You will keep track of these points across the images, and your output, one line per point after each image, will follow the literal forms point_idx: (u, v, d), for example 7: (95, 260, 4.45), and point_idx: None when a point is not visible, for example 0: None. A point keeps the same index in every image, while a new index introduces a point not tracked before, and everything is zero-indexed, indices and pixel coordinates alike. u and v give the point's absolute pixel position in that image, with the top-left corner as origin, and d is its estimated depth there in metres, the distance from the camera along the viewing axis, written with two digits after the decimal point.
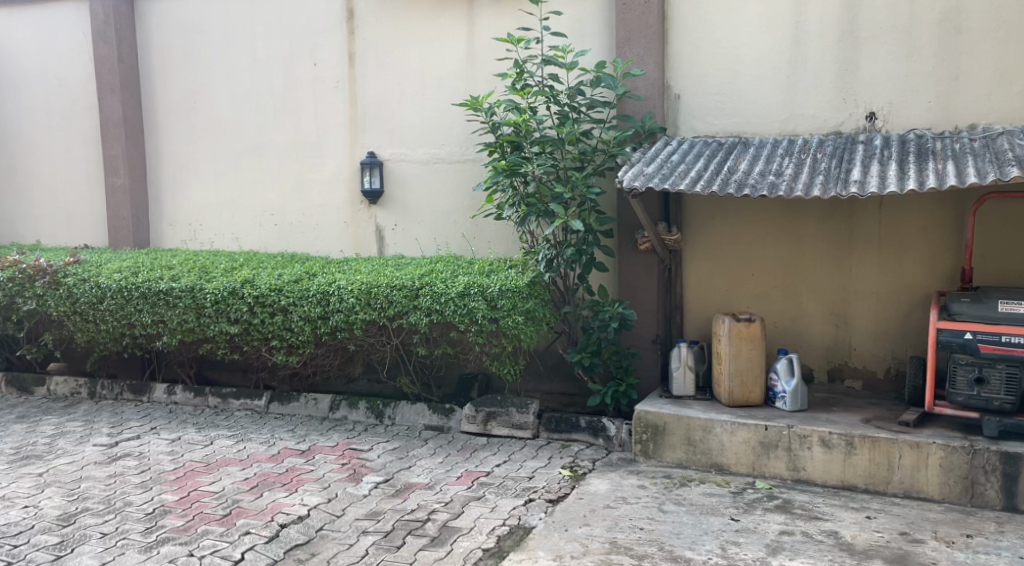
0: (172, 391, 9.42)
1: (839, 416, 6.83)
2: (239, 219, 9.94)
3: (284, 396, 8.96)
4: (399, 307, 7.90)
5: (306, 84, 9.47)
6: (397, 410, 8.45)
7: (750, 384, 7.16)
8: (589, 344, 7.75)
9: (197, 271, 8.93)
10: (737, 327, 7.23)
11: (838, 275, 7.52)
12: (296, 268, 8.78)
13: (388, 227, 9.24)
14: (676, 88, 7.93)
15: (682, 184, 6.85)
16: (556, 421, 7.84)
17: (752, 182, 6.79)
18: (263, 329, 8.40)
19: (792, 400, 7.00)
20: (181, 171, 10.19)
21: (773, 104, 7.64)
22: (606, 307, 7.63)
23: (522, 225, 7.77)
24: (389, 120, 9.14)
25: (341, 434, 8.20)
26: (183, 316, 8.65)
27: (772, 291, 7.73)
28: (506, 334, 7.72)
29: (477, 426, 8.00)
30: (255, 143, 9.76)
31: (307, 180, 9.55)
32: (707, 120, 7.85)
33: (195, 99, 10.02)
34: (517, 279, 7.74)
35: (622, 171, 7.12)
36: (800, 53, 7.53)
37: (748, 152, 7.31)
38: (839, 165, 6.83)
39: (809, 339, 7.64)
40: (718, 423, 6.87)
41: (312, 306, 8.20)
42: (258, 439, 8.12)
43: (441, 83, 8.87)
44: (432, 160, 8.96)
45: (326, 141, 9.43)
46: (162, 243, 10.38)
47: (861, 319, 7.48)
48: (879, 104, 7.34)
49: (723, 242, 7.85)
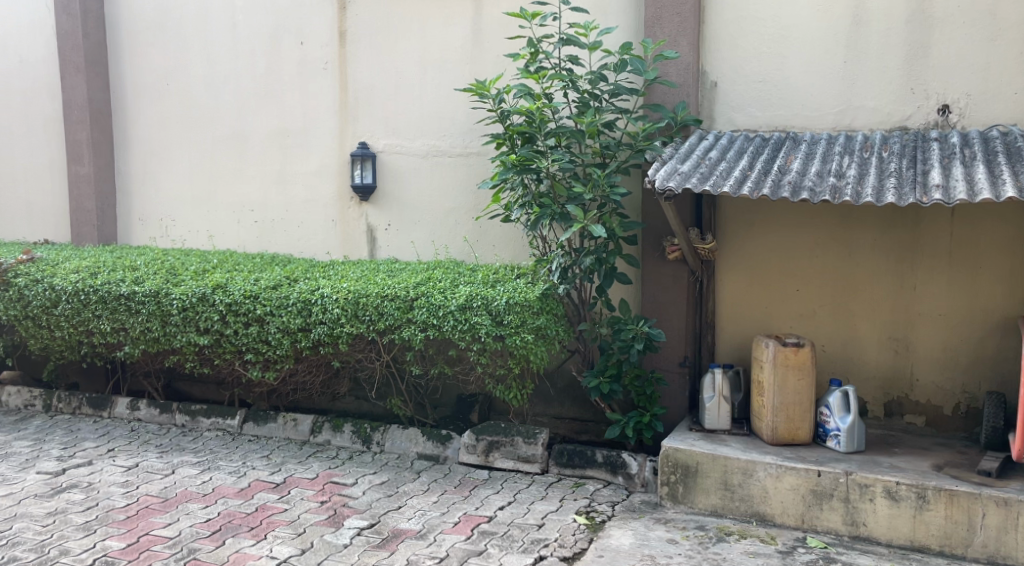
0: (136, 407, 8.32)
1: (904, 462, 5.88)
2: (215, 216, 8.91)
3: (259, 416, 7.91)
4: (391, 320, 6.90)
5: (291, 66, 8.44)
6: (387, 435, 7.42)
7: (797, 421, 6.21)
8: (607, 367, 6.75)
9: (165, 273, 7.88)
10: (785, 353, 6.25)
11: (899, 294, 6.52)
12: (276, 272, 7.75)
13: (380, 227, 8.21)
14: (714, 75, 6.90)
15: (726, 186, 5.86)
16: (568, 454, 6.84)
17: (810, 184, 5.78)
18: (236, 341, 7.37)
19: (847, 440, 6.06)
20: (151, 160, 9.16)
21: (827, 94, 6.62)
22: (629, 325, 6.66)
23: (533, 229, 6.75)
24: (383, 108, 8.12)
25: (322, 464, 7.17)
26: (146, 325, 7.63)
27: (820, 309, 6.72)
28: (513, 354, 6.74)
29: (477, 458, 7.03)
30: (235, 130, 8.73)
31: (291, 173, 8.52)
32: (749, 112, 6.82)
33: (168, 79, 8.99)
34: (527, 292, 6.75)
35: (653, 168, 6.11)
36: (860, 36, 6.51)
37: (799, 149, 6.29)
38: (911, 167, 5.81)
39: (863, 366, 6.63)
40: (761, 467, 5.93)
41: (292, 316, 7.19)
42: (227, 468, 7.06)
43: (443, 65, 7.84)
44: (431, 153, 7.94)
45: (313, 130, 8.40)
46: (130, 239, 9.36)
47: (926, 344, 6.47)
48: (954, 96, 6.33)
49: (763, 253, 6.84)
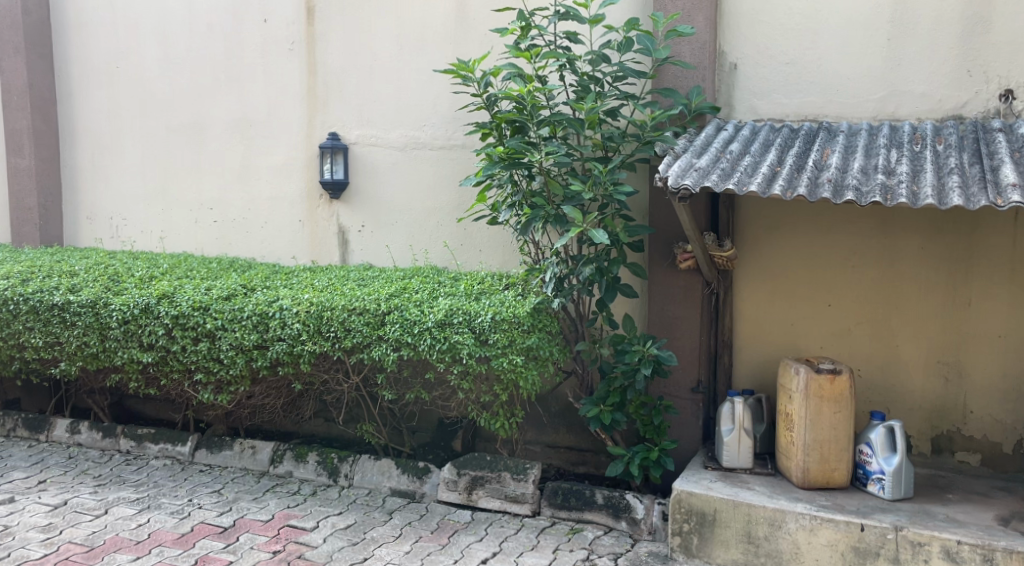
0: (76, 430, 7.35)
1: (962, 513, 5.02)
2: (171, 214, 7.95)
3: (213, 442, 6.95)
4: (360, 338, 5.96)
5: (253, 46, 7.48)
6: (356, 467, 6.47)
7: (833, 461, 5.29)
8: (609, 394, 5.82)
9: (106, 280, 6.91)
10: (818, 382, 5.32)
11: (950, 311, 5.61)
12: (232, 279, 6.80)
13: (352, 228, 7.27)
14: (733, 56, 5.95)
15: (753, 184, 4.93)
16: (563, 494, 5.91)
17: (855, 182, 4.85)
18: (183, 359, 6.41)
19: (893, 486, 5.15)
20: (100, 153, 8.20)
21: (867, 77, 5.67)
22: (634, 346, 5.72)
23: (522, 233, 5.81)
24: (356, 93, 7.16)
25: (280, 501, 6.22)
26: (83, 340, 6.66)
27: (856, 327, 5.79)
28: (500, 378, 5.82)
29: (458, 496, 6.09)
30: (191, 119, 7.77)
31: (253, 166, 7.57)
32: (774, 98, 5.87)
33: (118, 61, 8.02)
34: (516, 307, 5.82)
35: (664, 164, 5.19)
36: (906, 11, 5.57)
37: (835, 142, 5.35)
38: (975, 162, 4.90)
39: (907, 394, 5.71)
40: (791, 517, 5.05)
41: (247, 331, 6.23)
42: (169, 507, 6.10)
43: (423, 45, 6.89)
44: (410, 145, 7.00)
45: (278, 119, 7.45)
46: (77, 239, 8.38)
47: (981, 369, 5.57)
48: (1019, 80, 5.39)
49: (790, 262, 5.90)
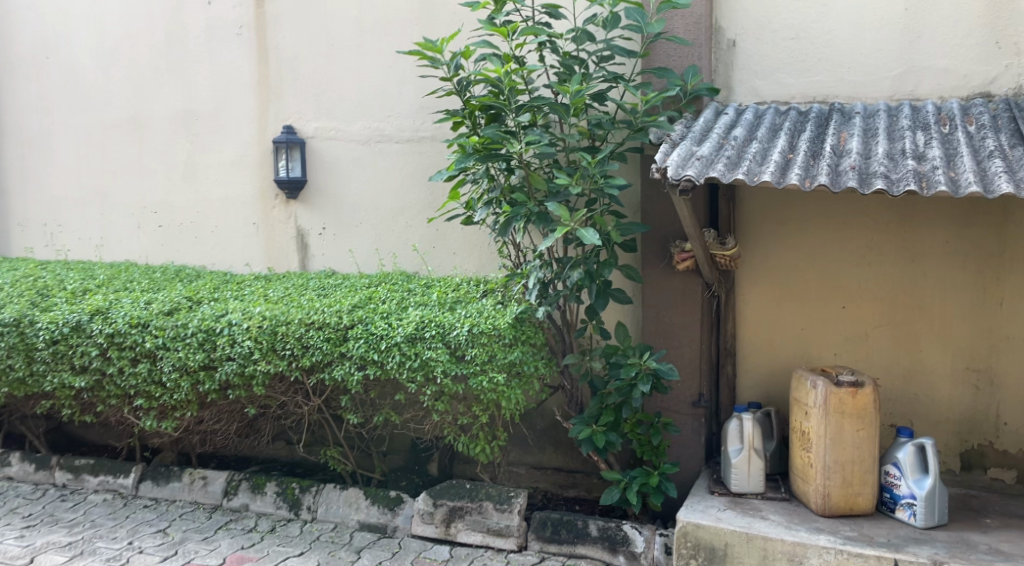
0: (7, 462, 6.57)
1: (1006, 543, 4.44)
2: (111, 219, 7.20)
3: (160, 473, 6.21)
4: (320, 356, 5.29)
5: (197, 32, 6.76)
6: (320, 498, 5.78)
7: (857, 485, 4.70)
8: (602, 414, 5.17)
9: (33, 295, 6.16)
10: (839, 397, 4.71)
11: (979, 312, 5.04)
12: (177, 291, 6.08)
13: (312, 231, 6.57)
14: (732, 32, 5.33)
15: (766, 173, 4.32)
16: (552, 525, 5.27)
17: (883, 169, 4.25)
18: (121, 383, 5.68)
19: (926, 513, 4.56)
20: (31, 153, 7.43)
21: (883, 52, 5.08)
22: (629, 359, 5.06)
23: (501, 234, 5.16)
24: (313, 82, 6.47)
25: (233, 541, 5.51)
26: (6, 363, 5.89)
27: (875, 333, 5.20)
28: (480, 397, 5.18)
29: (435, 530, 5.43)
30: (130, 114, 7.03)
31: (200, 164, 6.85)
32: (779, 78, 5.26)
33: (48, 51, 7.26)
34: (495, 318, 5.20)
35: (661, 154, 4.55)
36: None
37: (852, 124, 4.75)
38: (1017, 145, 4.35)
39: (933, 407, 5.13)
40: (814, 551, 4.45)
41: (192, 351, 5.51)
42: (105, 553, 5.37)
43: (386, 26, 6.21)
44: (374, 138, 6.32)
45: (226, 112, 6.73)
46: (8, 248, 7.61)
47: (1016, 377, 5.00)
48: None
49: (799, 260, 5.30)
